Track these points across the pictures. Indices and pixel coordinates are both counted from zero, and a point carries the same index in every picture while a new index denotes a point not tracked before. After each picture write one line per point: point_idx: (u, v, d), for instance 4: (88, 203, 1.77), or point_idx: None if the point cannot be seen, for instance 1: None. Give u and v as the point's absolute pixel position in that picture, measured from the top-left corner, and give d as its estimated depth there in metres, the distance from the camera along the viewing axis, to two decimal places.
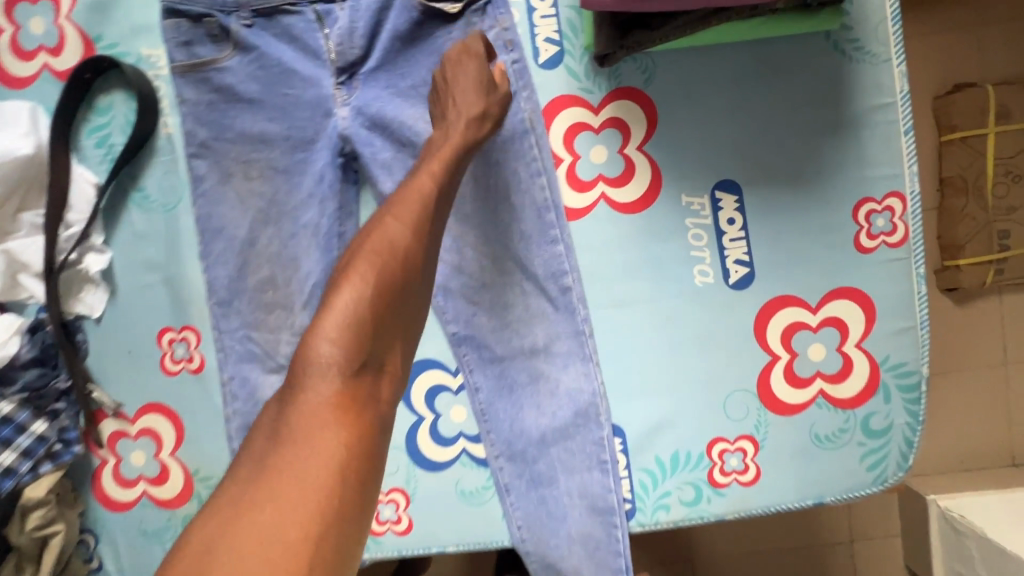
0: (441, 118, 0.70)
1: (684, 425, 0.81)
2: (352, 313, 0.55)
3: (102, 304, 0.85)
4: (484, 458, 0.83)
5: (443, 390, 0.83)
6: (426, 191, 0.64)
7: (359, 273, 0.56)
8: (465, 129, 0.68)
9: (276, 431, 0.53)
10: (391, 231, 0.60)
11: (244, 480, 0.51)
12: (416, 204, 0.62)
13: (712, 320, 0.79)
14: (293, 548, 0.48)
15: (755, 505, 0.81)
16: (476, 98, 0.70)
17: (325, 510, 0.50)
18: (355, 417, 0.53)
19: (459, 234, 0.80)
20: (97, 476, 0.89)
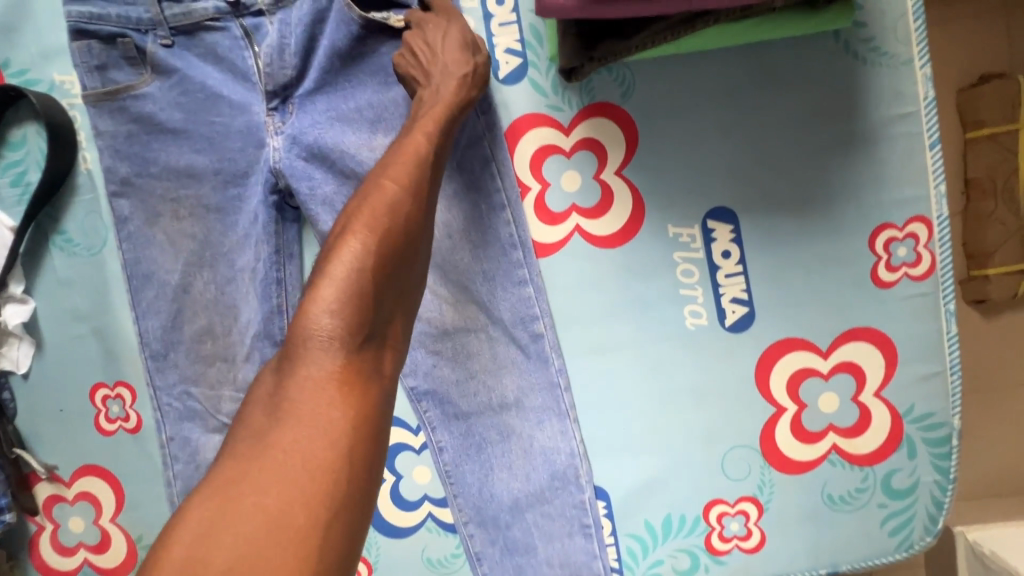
0: (424, 76, 0.60)
1: (677, 486, 0.71)
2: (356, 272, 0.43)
3: (28, 358, 0.77)
4: (452, 523, 0.74)
5: (405, 449, 0.74)
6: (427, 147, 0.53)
7: (363, 229, 0.45)
8: (456, 85, 0.59)
9: (267, 412, 0.40)
10: (391, 187, 0.48)
11: (227, 473, 0.39)
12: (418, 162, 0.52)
13: (706, 367, 0.69)
14: (300, 544, 0.36)
15: (760, 575, 0.71)
16: (463, 54, 0.60)
17: (336, 491, 0.38)
18: (363, 397, 0.41)
19: None
20: (34, 544, 0.81)
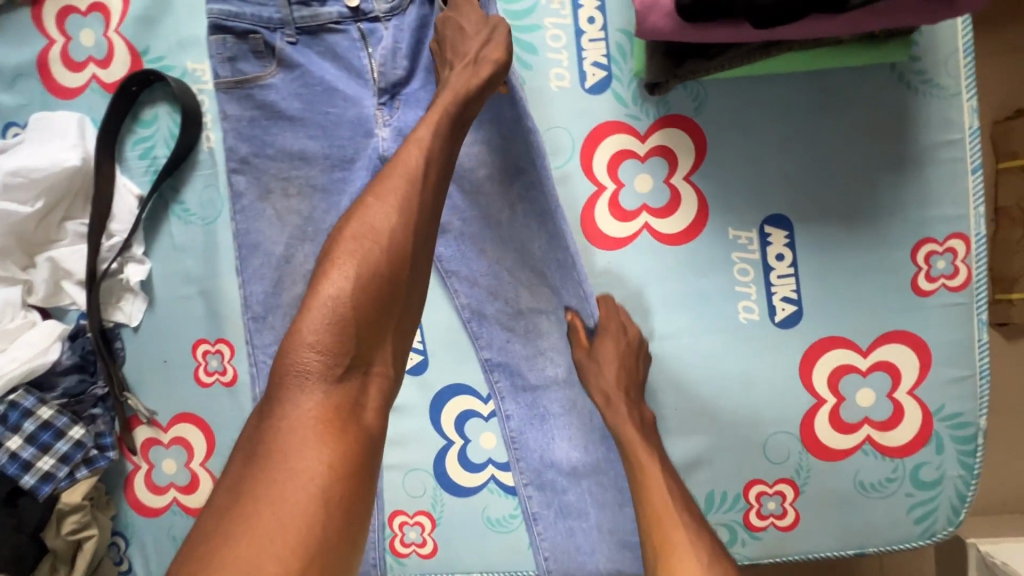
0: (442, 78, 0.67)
1: (721, 465, 0.78)
2: (334, 308, 0.50)
3: (140, 313, 0.86)
4: (512, 486, 0.82)
5: (473, 416, 0.81)
6: (412, 167, 0.57)
7: (343, 260, 0.52)
8: (461, 81, 0.65)
9: (254, 449, 0.49)
10: (373, 213, 0.54)
11: (210, 523, 0.47)
12: (404, 183, 0.56)
13: (756, 358, 0.76)
14: None
15: (793, 551, 0.78)
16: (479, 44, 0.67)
17: (309, 537, 0.45)
18: (341, 431, 0.49)
19: (498, 259, 0.77)
20: (130, 481, 0.90)
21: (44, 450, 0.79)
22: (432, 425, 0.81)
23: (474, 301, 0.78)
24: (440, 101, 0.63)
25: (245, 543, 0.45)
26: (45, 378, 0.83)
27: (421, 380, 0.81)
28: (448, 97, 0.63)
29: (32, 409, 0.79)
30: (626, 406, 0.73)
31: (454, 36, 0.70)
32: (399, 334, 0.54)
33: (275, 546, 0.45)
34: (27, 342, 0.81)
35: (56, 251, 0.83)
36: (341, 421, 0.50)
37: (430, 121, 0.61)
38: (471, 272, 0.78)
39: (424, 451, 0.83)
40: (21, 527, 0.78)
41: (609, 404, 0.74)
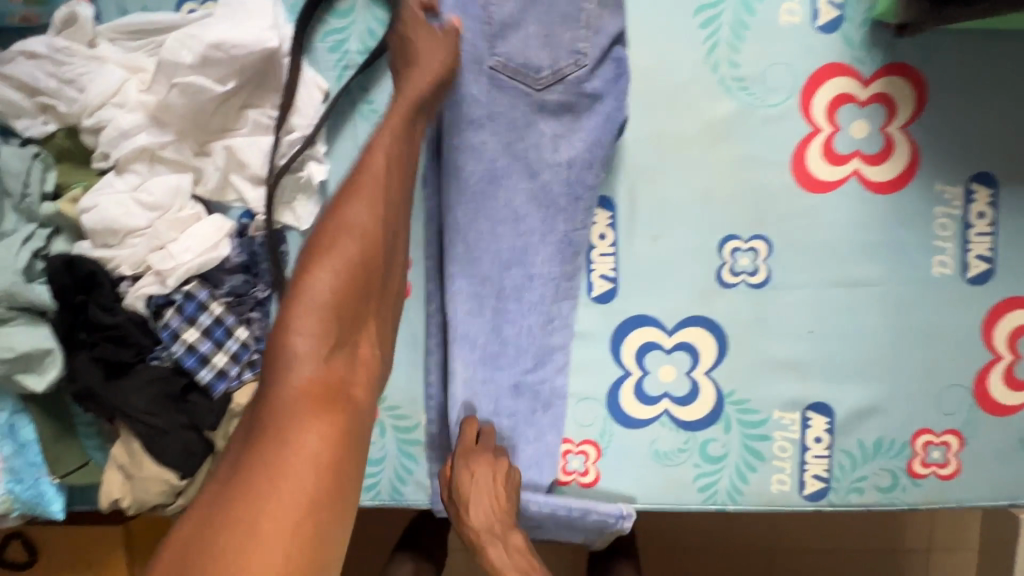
0: (397, 73, 0.68)
1: (894, 412, 0.80)
2: (314, 300, 0.55)
3: (310, 216, 0.81)
4: (687, 420, 0.82)
5: (655, 348, 0.81)
6: (380, 170, 0.62)
7: (329, 254, 0.56)
8: (422, 83, 0.67)
9: (250, 432, 0.53)
10: (353, 211, 0.59)
11: (207, 509, 0.50)
12: (375, 185, 0.61)
13: (944, 311, 0.78)
14: (275, 551, 0.47)
15: (949, 499, 0.81)
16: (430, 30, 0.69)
17: (308, 501, 0.49)
18: (332, 406, 0.53)
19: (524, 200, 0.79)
20: None
21: (218, 347, 0.76)
22: (616, 354, 0.80)
23: (467, 244, 0.79)
24: (401, 97, 0.66)
25: (241, 521, 0.48)
26: (214, 274, 0.78)
27: (607, 309, 0.81)
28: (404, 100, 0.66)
29: (207, 303, 0.76)
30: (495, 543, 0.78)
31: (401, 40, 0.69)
32: (378, 312, 0.59)
33: (274, 516, 0.48)
34: (198, 234, 0.77)
35: (233, 140, 0.78)
36: (335, 393, 0.54)
37: (389, 123, 0.65)
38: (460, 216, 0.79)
39: (599, 381, 0.82)
40: (192, 424, 0.75)
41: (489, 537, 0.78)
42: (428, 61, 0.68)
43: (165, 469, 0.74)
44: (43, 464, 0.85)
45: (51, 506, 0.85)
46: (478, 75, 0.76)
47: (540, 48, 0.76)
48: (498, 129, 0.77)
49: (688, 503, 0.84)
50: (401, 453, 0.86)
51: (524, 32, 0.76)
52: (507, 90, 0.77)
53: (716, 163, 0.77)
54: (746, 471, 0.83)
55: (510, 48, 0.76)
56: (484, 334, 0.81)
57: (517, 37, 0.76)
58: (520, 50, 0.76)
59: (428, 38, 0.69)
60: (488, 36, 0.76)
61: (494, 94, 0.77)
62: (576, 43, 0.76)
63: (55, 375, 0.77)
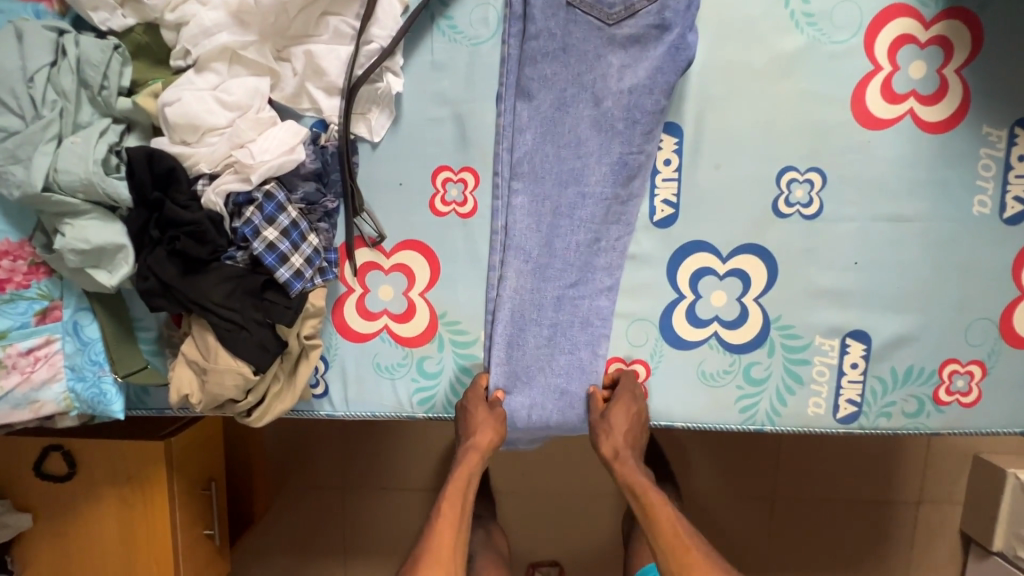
0: (464, 428, 0.86)
1: (925, 342, 0.86)
2: None
3: (383, 129, 0.83)
4: (734, 343, 0.87)
5: (709, 273, 0.85)
6: (478, 454, 0.86)
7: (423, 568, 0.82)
8: (490, 431, 0.85)
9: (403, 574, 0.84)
10: (449, 520, 0.86)
11: None
12: (450, 528, 0.85)
13: (979, 247, 0.84)
14: None
15: (968, 426, 0.88)
16: (488, 416, 0.85)
17: None
18: None
19: (592, 121, 0.81)
20: (340, 304, 0.88)
21: (294, 249, 0.77)
22: (672, 277, 0.84)
23: (523, 161, 0.83)
24: (475, 405, 0.86)
25: None
26: (289, 178, 0.79)
27: (666, 233, 0.84)
28: (457, 490, 0.88)
29: (285, 205, 0.77)
30: (631, 463, 0.88)
31: (462, 411, 0.87)
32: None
33: None
34: (276, 139, 0.77)
35: (313, 46, 0.79)
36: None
37: (479, 412, 0.86)
38: (518, 133, 0.82)
39: (654, 302, 0.86)
40: (265, 320, 0.77)
41: (620, 460, 0.88)
42: (482, 437, 0.85)
43: (238, 362, 0.76)
44: (106, 363, 0.85)
45: (111, 406, 0.86)
46: (556, 11, 0.79)
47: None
48: (570, 61, 0.80)
49: (728, 423, 0.89)
50: (458, 367, 0.90)
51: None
52: (582, 25, 0.80)
53: (781, 95, 0.81)
54: (785, 394, 0.88)
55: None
56: (536, 249, 0.84)
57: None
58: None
59: (487, 424, 0.85)
60: None
61: (568, 28, 0.80)
62: None
63: (126, 272, 0.78)
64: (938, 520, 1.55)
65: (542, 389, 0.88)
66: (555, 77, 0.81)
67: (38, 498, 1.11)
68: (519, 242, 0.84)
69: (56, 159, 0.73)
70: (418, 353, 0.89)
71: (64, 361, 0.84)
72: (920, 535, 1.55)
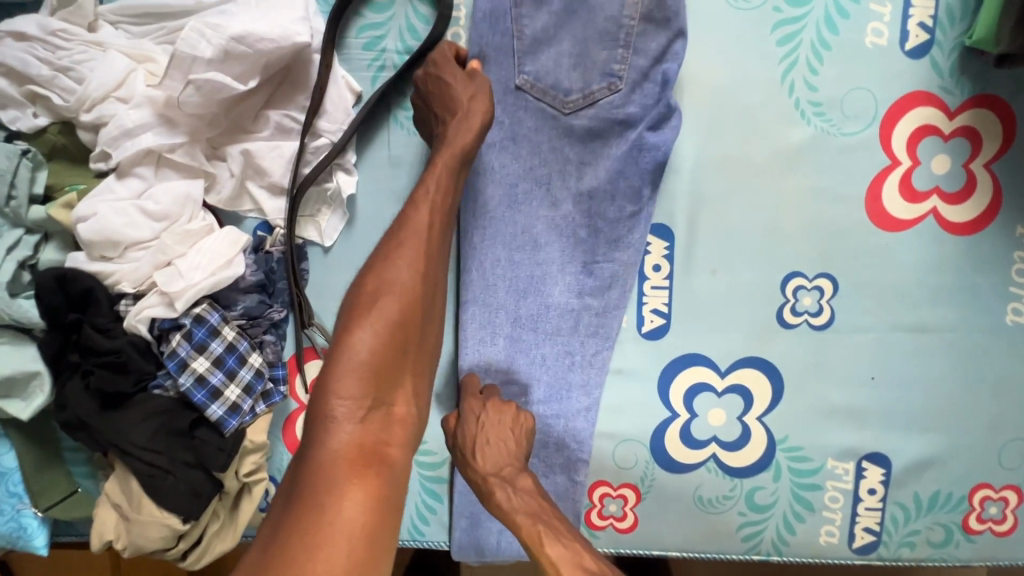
0: (441, 120, 0.63)
1: (953, 466, 0.76)
2: (366, 352, 0.52)
3: (335, 232, 0.74)
4: (735, 466, 0.77)
5: (706, 389, 0.75)
6: (463, 146, 0.61)
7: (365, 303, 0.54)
8: (479, 106, 0.63)
9: (346, 313, 0.54)
10: (434, 189, 0.59)
11: (344, 317, 0.54)
12: (419, 242, 0.57)
13: (1014, 360, 0.73)
14: (397, 364, 0.53)
15: (1003, 557, 0.77)
16: (466, 86, 0.63)
17: (418, 347, 0.55)
18: (408, 339, 0.54)
19: (552, 225, 0.73)
20: (291, 422, 0.77)
21: (229, 378, 0.68)
22: (664, 396, 0.74)
23: (475, 270, 0.73)
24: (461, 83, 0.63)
25: (338, 374, 0.51)
26: (226, 294, 0.70)
27: (657, 346, 0.74)
28: (437, 205, 0.59)
29: (218, 328, 0.68)
30: (503, 489, 0.64)
31: (434, 82, 0.64)
32: (397, 342, 0.53)
33: (384, 343, 0.53)
34: (210, 250, 0.68)
35: (252, 143, 0.69)
36: (378, 457, 0.50)
37: (472, 109, 0.62)
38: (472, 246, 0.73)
39: (644, 422, 0.76)
40: (196, 461, 0.67)
41: (489, 495, 0.64)
42: (470, 109, 0.62)
43: (165, 513, 0.66)
44: (25, 495, 0.76)
45: (33, 541, 0.76)
46: (503, 97, 0.70)
47: (573, 69, 0.70)
48: (520, 154, 0.72)
49: (729, 553, 0.79)
50: (424, 490, 0.80)
51: (555, 51, 0.70)
52: (533, 115, 0.71)
53: (785, 194, 0.71)
54: (794, 521, 0.78)
55: (539, 67, 0.70)
56: (494, 367, 0.75)
57: (548, 55, 0.70)
58: (549, 70, 0.70)
59: (462, 93, 0.63)
60: (517, 54, 0.70)
61: (517, 117, 0.71)
62: (611, 64, 0.69)
63: (41, 402, 0.69)
64: None
65: None
66: (505, 175, 0.72)
67: None
68: (474, 356, 0.74)
69: None
70: None
71: None
72: None
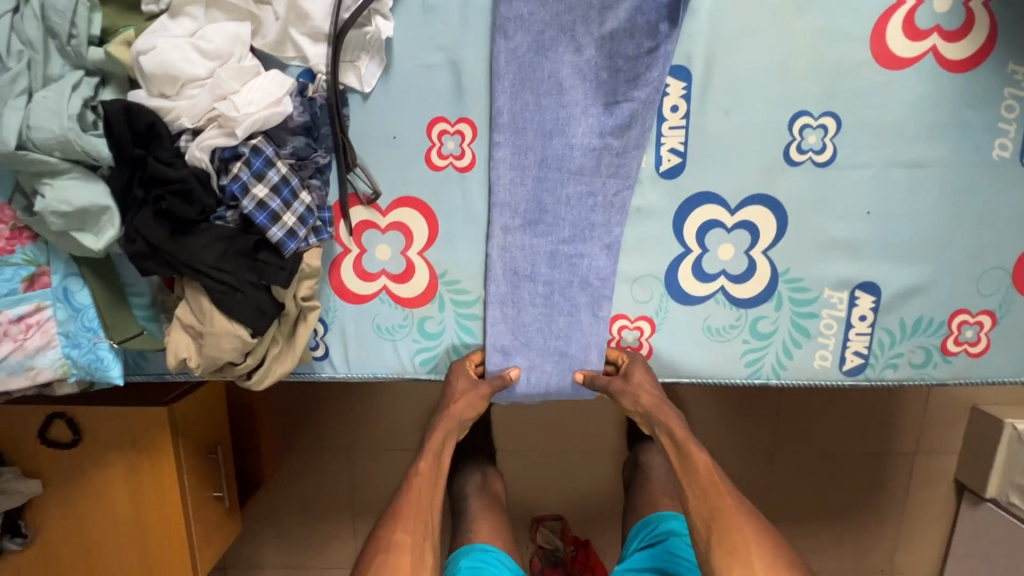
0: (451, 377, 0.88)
1: (936, 293, 0.84)
2: (428, 458, 0.93)
3: (373, 79, 0.78)
4: (740, 297, 0.85)
5: (716, 226, 0.82)
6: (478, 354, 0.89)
7: (413, 491, 0.91)
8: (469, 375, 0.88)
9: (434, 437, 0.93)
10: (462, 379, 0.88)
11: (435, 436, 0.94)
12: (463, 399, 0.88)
13: (998, 193, 0.81)
14: (428, 485, 0.92)
15: (975, 375, 0.87)
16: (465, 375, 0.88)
17: (435, 478, 0.93)
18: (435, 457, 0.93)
19: (576, 68, 0.79)
20: (336, 264, 0.86)
21: (286, 206, 0.74)
22: (678, 230, 0.82)
23: (502, 112, 0.79)
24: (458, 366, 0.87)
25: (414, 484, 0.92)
26: (276, 133, 0.76)
27: (672, 185, 0.81)
28: (431, 456, 0.93)
29: (273, 160, 0.74)
30: (667, 413, 0.91)
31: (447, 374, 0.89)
32: (431, 500, 0.92)
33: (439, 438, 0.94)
34: (260, 89, 0.73)
35: None
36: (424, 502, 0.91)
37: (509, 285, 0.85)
38: (499, 90, 0.78)
39: (659, 258, 0.84)
40: (260, 282, 0.75)
41: (657, 411, 0.90)
42: (458, 378, 0.88)
43: (234, 325, 0.74)
44: (100, 329, 0.83)
45: (109, 372, 0.84)
46: None
47: None
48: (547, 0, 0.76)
49: (733, 378, 0.89)
50: (459, 327, 0.88)
51: None
52: None
53: (796, 34, 0.76)
54: (792, 347, 0.87)
55: None
56: (523, 205, 0.83)
57: None
58: None
59: (466, 400, 0.88)
60: None
61: None
62: None
63: (113, 235, 0.75)
64: (935, 469, 1.63)
65: (540, 350, 0.87)
66: (534, 22, 0.77)
67: (47, 463, 1.11)
68: (505, 196, 0.82)
69: (28, 115, 0.69)
70: (419, 313, 0.88)
71: (57, 328, 0.82)
72: (914, 483, 1.64)
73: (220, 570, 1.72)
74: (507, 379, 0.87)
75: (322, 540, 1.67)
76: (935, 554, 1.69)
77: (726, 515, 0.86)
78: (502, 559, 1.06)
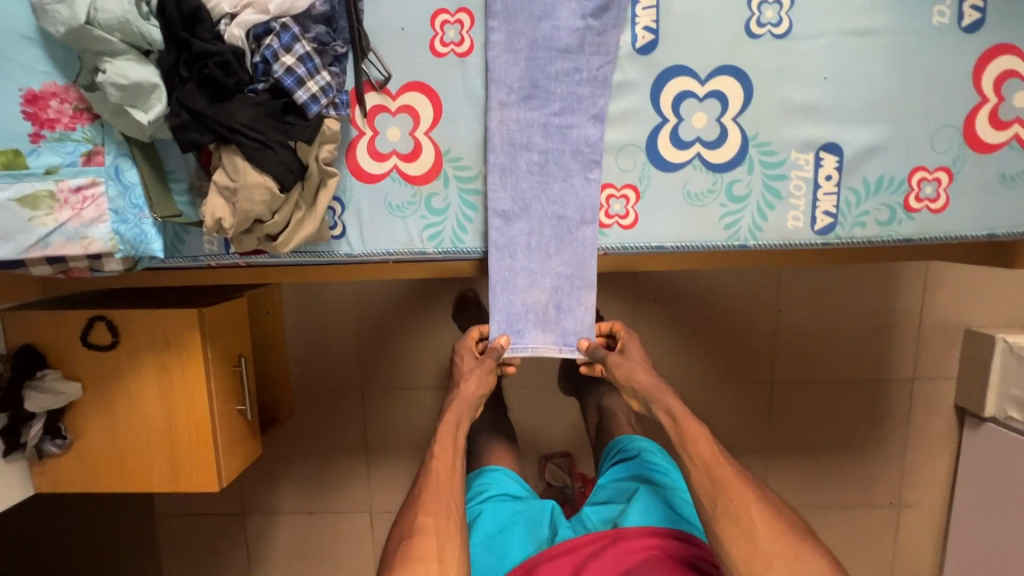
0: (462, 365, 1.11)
1: (895, 152, 0.93)
2: (444, 441, 1.05)
3: None
4: (716, 163, 0.94)
5: (689, 96, 0.92)
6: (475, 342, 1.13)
7: (434, 473, 1.02)
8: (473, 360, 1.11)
9: (451, 425, 1.07)
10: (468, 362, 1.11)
11: (448, 424, 1.07)
12: (473, 381, 1.08)
13: (941, 56, 0.90)
14: (450, 465, 1.03)
15: (938, 231, 0.95)
16: (472, 361, 1.11)
17: (453, 460, 1.04)
18: (453, 440, 1.06)
19: None
20: (352, 147, 0.96)
21: (309, 75, 0.85)
22: (655, 99, 0.92)
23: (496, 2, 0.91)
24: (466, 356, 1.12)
25: (438, 467, 1.03)
26: (302, 19, 0.88)
27: (648, 61, 0.92)
28: (447, 436, 1.06)
29: (300, 38, 0.86)
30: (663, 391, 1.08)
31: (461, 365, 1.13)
32: (452, 484, 1.02)
33: (452, 421, 1.08)
34: None
35: None
36: (447, 479, 1.01)
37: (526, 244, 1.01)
38: None
39: (639, 127, 0.94)
40: (287, 143, 0.86)
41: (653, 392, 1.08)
42: (466, 363, 1.11)
43: (265, 177, 0.84)
44: (145, 206, 0.93)
45: (152, 245, 0.94)
46: None
47: None
48: None
49: (714, 241, 0.97)
50: (464, 202, 0.98)
51: None
52: None
53: None
54: (766, 209, 0.95)
55: None
56: (517, 83, 0.93)
57: None
58: None
59: (476, 378, 1.07)
60: None
61: None
62: None
63: (160, 111, 0.85)
64: (933, 395, 1.66)
65: (538, 216, 0.98)
66: None
67: (86, 368, 1.21)
68: (500, 76, 0.93)
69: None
70: (426, 190, 0.98)
71: (108, 203, 0.92)
72: (916, 410, 1.67)
73: (240, 515, 1.77)
74: (501, 347, 1.04)
75: (340, 479, 1.74)
76: (942, 482, 1.70)
77: (721, 481, 0.98)
78: (516, 478, 1.30)
